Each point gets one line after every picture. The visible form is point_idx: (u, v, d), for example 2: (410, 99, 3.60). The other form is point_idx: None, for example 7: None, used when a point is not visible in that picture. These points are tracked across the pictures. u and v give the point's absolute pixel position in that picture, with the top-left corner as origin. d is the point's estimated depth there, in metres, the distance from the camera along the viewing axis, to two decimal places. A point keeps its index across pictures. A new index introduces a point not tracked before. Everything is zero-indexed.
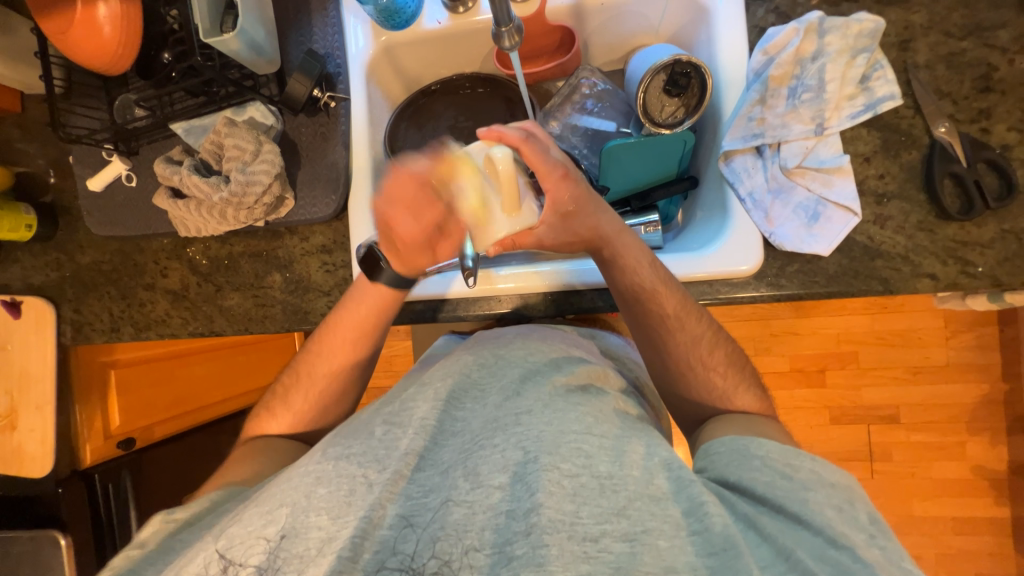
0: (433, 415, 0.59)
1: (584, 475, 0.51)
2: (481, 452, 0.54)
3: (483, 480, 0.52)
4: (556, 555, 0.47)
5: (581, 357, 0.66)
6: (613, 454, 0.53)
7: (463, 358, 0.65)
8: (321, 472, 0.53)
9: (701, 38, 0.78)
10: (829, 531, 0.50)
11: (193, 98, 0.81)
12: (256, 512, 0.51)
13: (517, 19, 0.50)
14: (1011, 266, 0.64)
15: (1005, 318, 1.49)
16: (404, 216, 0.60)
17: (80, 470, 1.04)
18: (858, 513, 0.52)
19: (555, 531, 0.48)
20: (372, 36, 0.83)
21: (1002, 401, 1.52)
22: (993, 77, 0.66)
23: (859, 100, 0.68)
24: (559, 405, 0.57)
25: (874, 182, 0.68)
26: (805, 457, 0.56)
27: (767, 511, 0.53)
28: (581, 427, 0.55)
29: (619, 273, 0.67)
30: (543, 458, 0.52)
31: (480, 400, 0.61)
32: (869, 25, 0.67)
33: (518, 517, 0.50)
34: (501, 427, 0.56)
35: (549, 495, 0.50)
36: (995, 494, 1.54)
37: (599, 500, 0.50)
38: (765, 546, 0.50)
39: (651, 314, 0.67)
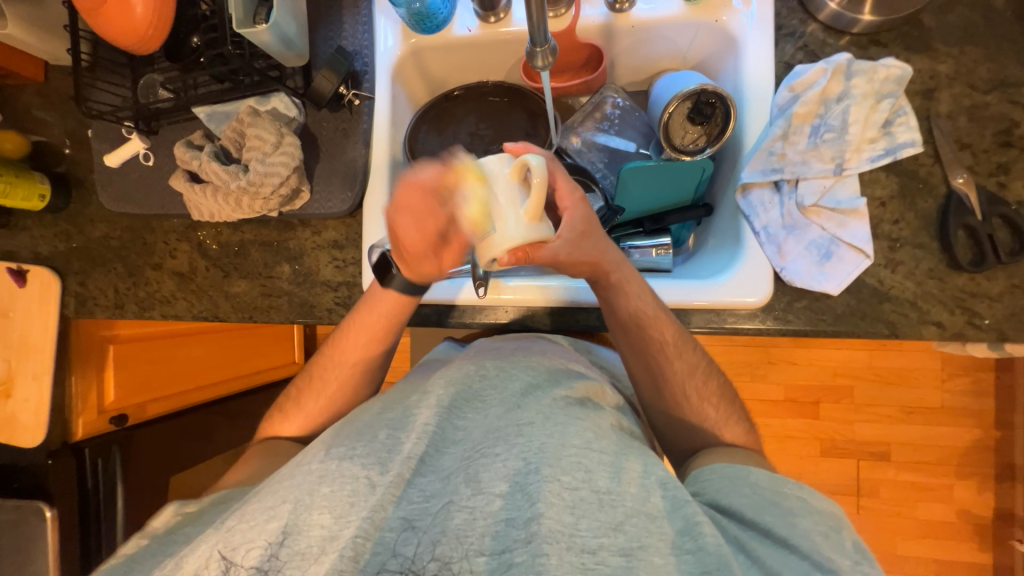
0: (434, 421, 0.58)
1: (584, 489, 0.51)
2: (483, 460, 0.54)
3: (484, 487, 0.52)
4: (555, 564, 0.48)
5: (580, 372, 0.66)
6: (612, 469, 0.53)
7: (465, 367, 0.65)
8: (325, 470, 0.54)
9: (727, 68, 0.78)
10: (819, 566, 0.50)
11: (217, 84, 0.82)
12: (259, 508, 0.52)
13: (552, 41, 0.50)
14: (1018, 321, 0.65)
15: (1002, 365, 1.50)
16: (405, 221, 0.58)
17: (70, 442, 1.03)
18: (843, 540, 0.53)
19: (555, 541, 0.49)
20: (401, 37, 0.83)
21: (993, 448, 1.52)
22: (1014, 133, 0.67)
23: (880, 144, 0.68)
24: (561, 418, 0.56)
25: (888, 227, 0.68)
26: (795, 489, 0.57)
27: (758, 536, 0.53)
28: (582, 441, 0.54)
29: (624, 298, 0.67)
30: (544, 470, 0.52)
31: (480, 408, 0.60)
32: (895, 71, 0.67)
33: (518, 525, 0.50)
34: (503, 437, 0.55)
35: (550, 506, 0.50)
36: (979, 539, 1.54)
37: (597, 514, 0.50)
38: (754, 566, 0.50)
39: (650, 342, 0.67)
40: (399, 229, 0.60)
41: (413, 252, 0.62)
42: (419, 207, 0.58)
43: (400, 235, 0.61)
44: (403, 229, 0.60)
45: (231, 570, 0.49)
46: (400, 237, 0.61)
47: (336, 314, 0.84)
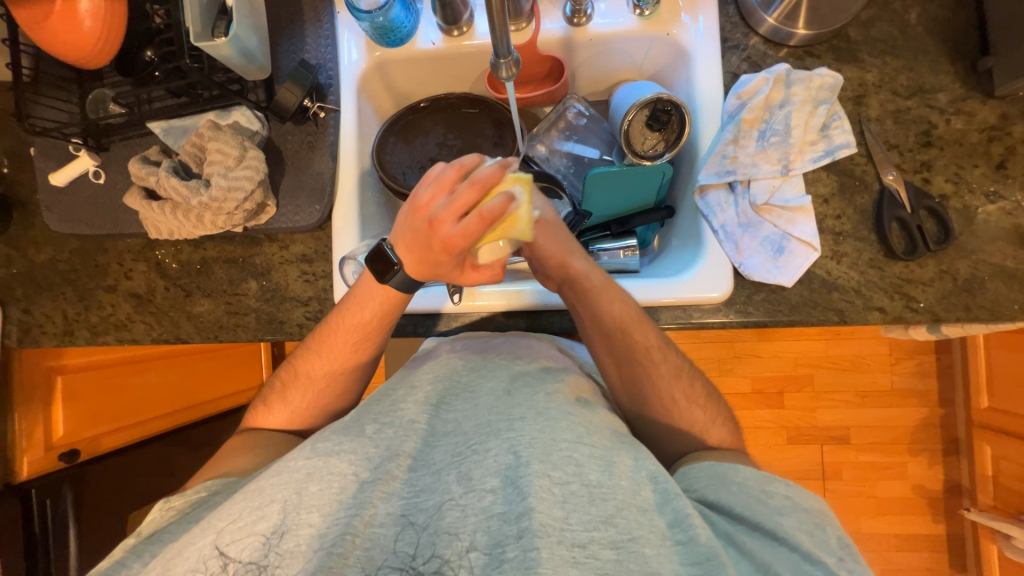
0: (422, 418, 0.60)
1: (575, 483, 0.52)
2: (474, 457, 0.55)
3: (476, 485, 0.53)
4: (546, 557, 0.48)
5: (566, 368, 0.67)
6: (604, 464, 0.54)
7: (453, 362, 0.65)
8: (311, 468, 0.54)
9: (680, 78, 0.83)
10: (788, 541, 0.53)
11: (173, 98, 0.79)
12: (245, 507, 0.51)
13: (515, 54, 0.52)
14: (949, 303, 0.71)
15: (941, 346, 1.63)
16: (447, 218, 0.52)
17: (14, 484, 0.97)
18: (828, 537, 0.55)
19: (546, 535, 0.49)
20: (365, 50, 0.83)
21: (939, 424, 1.64)
22: (934, 134, 0.74)
23: (820, 146, 0.74)
24: (552, 414, 0.57)
25: (832, 222, 0.74)
26: (779, 483, 0.58)
27: (743, 528, 0.54)
28: (573, 436, 0.55)
29: (603, 302, 0.69)
30: (534, 464, 0.52)
31: (471, 402, 0.60)
32: (829, 80, 0.73)
33: (511, 520, 0.50)
34: (494, 432, 0.56)
35: (541, 500, 0.50)
36: (932, 511, 1.65)
37: (587, 508, 0.51)
38: (747, 561, 0.51)
39: (632, 349, 0.70)
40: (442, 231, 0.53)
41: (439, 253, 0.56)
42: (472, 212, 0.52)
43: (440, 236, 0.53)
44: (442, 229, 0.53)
45: (228, 566, 0.49)
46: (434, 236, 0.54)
47: (307, 329, 0.83)
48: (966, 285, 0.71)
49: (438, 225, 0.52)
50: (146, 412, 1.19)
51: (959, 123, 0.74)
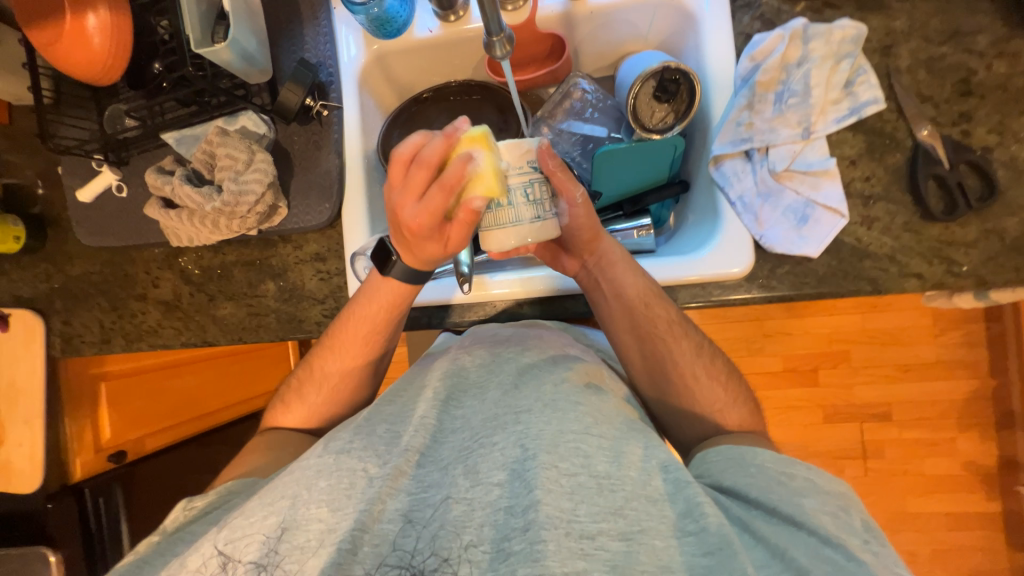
0: (432, 414, 0.59)
1: (582, 474, 0.51)
2: (481, 451, 0.54)
3: (483, 478, 0.52)
4: (553, 550, 0.47)
5: (578, 356, 0.66)
6: (612, 454, 0.53)
7: (463, 359, 0.65)
8: (322, 465, 0.55)
9: (688, 45, 0.79)
10: (817, 527, 0.51)
11: (184, 108, 0.81)
12: (257, 504, 0.53)
13: (508, 29, 0.50)
14: (996, 265, 0.66)
15: (992, 314, 1.52)
16: (407, 202, 0.54)
17: (70, 484, 1.03)
18: (851, 518, 0.52)
19: (553, 526, 0.48)
20: (363, 44, 0.83)
21: (991, 396, 1.54)
22: (973, 81, 0.68)
23: (844, 104, 0.69)
24: (559, 405, 0.56)
25: (860, 185, 0.69)
26: (799, 464, 0.56)
27: (759, 513, 0.52)
28: (580, 426, 0.54)
29: (623, 275, 0.70)
30: (541, 456, 0.52)
31: (480, 398, 0.61)
32: (851, 31, 0.68)
33: (517, 513, 0.49)
34: (500, 425, 0.56)
35: (547, 492, 0.50)
36: (987, 489, 1.56)
37: (596, 499, 0.50)
38: (761, 546, 0.49)
39: (652, 324, 0.69)
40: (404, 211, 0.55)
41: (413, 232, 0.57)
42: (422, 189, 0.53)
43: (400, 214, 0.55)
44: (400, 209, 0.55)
45: (232, 566, 0.49)
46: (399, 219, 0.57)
47: (325, 327, 0.84)
48: (1015, 245, 0.66)
49: (399, 207, 0.55)
50: (179, 416, 1.24)
51: (1003, 67, 0.68)
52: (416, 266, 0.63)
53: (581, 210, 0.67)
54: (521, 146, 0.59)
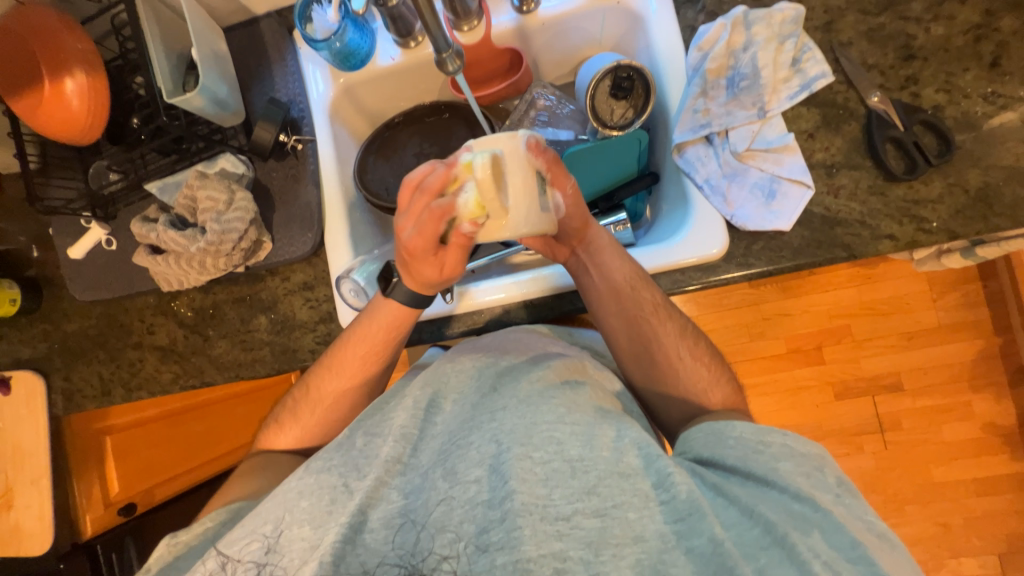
0: (412, 424, 0.59)
1: (556, 460, 0.51)
2: (459, 451, 0.54)
3: (461, 477, 0.52)
4: (529, 535, 0.48)
5: (558, 354, 0.67)
6: (585, 438, 0.53)
7: (442, 366, 0.65)
8: (303, 485, 0.54)
9: (640, 44, 0.82)
10: (798, 483, 0.50)
11: (164, 157, 0.84)
12: (244, 530, 0.53)
13: (455, 44, 0.53)
14: (965, 217, 0.67)
15: (985, 273, 1.54)
16: (407, 225, 0.61)
17: (81, 542, 1.03)
18: (826, 477, 0.51)
19: (528, 513, 0.48)
20: (330, 79, 0.86)
21: (998, 354, 1.54)
22: (914, 46, 0.71)
23: (794, 81, 0.72)
24: (534, 399, 0.56)
25: (821, 156, 0.71)
26: (776, 432, 0.55)
27: (736, 479, 0.52)
28: (554, 416, 0.54)
29: (611, 259, 0.70)
30: (514, 449, 0.52)
31: (458, 402, 0.60)
32: (790, 13, 0.71)
33: (494, 505, 0.50)
34: (477, 425, 0.56)
35: (522, 481, 0.50)
36: (1009, 449, 1.53)
37: (570, 482, 0.50)
38: (732, 508, 0.49)
39: (638, 307, 0.69)
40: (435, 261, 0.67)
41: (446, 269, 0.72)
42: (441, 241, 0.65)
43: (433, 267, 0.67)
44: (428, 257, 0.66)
45: (228, 566, 0.51)
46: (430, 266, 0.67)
47: (319, 354, 0.85)
48: (980, 195, 0.67)
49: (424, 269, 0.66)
50: (187, 463, 1.22)
51: (941, 29, 0.70)
52: (417, 289, 0.69)
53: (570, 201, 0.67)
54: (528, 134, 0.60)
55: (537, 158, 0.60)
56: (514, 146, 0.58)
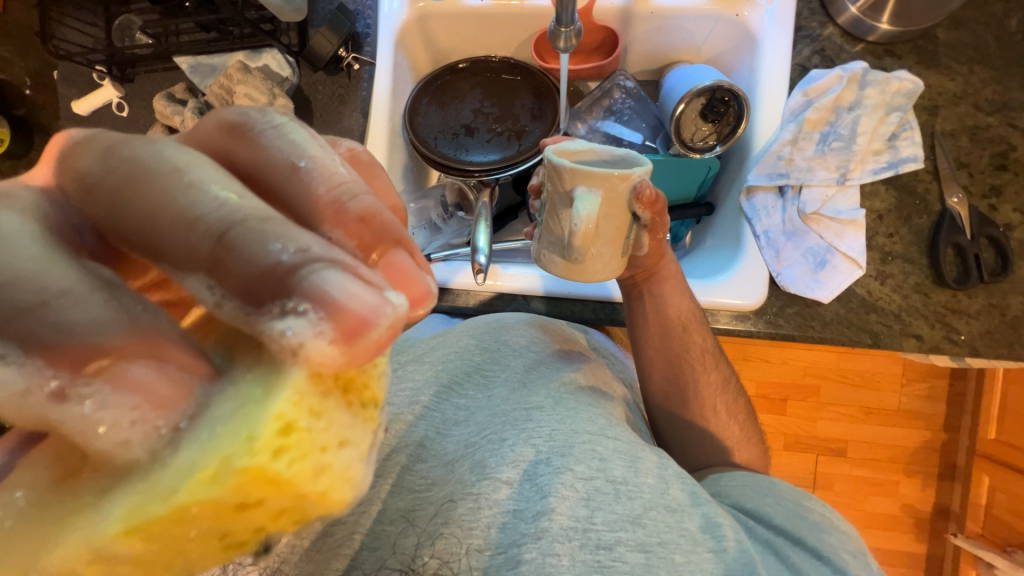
0: (432, 405, 0.60)
1: (599, 479, 0.51)
2: (489, 446, 0.54)
3: (491, 474, 0.52)
4: (566, 564, 0.47)
5: (584, 355, 0.67)
6: (629, 460, 0.53)
7: (465, 340, 0.67)
8: None
9: (741, 65, 0.77)
10: (846, 560, 0.52)
11: (202, 33, 0.77)
12: None
13: (578, 21, 0.47)
14: (991, 338, 0.68)
15: (956, 373, 1.61)
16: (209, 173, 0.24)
17: None
18: (869, 561, 0.54)
19: (566, 539, 0.48)
20: (407, 1, 0.78)
21: (939, 448, 1.64)
22: (1010, 156, 0.68)
23: (884, 157, 0.69)
24: (570, 404, 0.57)
25: (882, 240, 0.70)
26: (816, 500, 0.57)
27: (788, 540, 0.53)
28: (594, 428, 0.55)
29: (672, 296, 0.69)
30: (556, 460, 0.52)
31: (485, 392, 0.61)
32: (907, 85, 0.67)
33: (527, 518, 0.49)
34: (511, 422, 0.56)
35: (562, 499, 0.50)
36: (916, 531, 1.67)
37: (614, 507, 0.50)
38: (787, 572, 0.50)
39: (684, 348, 0.70)
40: (193, 169, 0.22)
41: (193, 333, 0.22)
42: (343, 214, 0.24)
43: (132, 210, 0.22)
44: (256, 178, 0.24)
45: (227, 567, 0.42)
46: (129, 165, 0.22)
47: None
48: (1013, 321, 0.67)
49: (99, 172, 0.23)
50: None
51: None
52: None
53: (654, 242, 0.65)
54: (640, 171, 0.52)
55: (642, 208, 0.55)
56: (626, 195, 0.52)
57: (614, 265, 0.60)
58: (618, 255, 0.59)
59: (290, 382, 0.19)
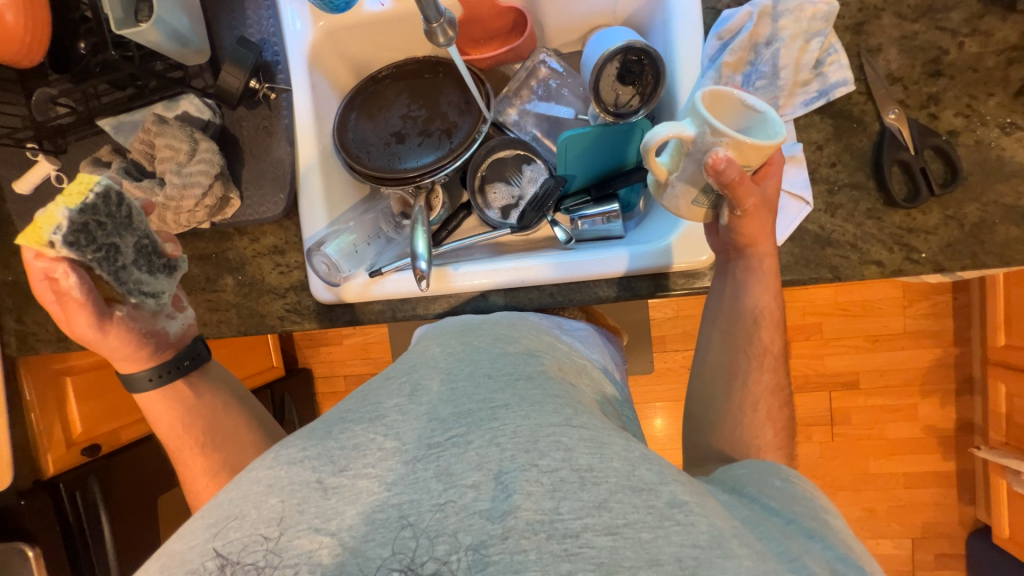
0: (395, 411, 0.57)
1: (564, 469, 0.48)
2: (454, 450, 0.51)
3: (458, 480, 0.49)
4: (534, 559, 0.43)
5: (553, 348, 0.68)
6: (595, 446, 0.51)
7: (430, 348, 0.66)
8: (273, 479, 0.51)
9: (656, 19, 0.75)
10: (844, 547, 0.50)
11: (119, 91, 0.77)
12: (202, 526, 0.50)
13: (448, 13, 0.46)
14: (953, 252, 0.66)
15: (958, 285, 1.57)
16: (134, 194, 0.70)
17: (44, 480, 1.01)
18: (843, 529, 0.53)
19: (533, 533, 0.45)
20: (310, 19, 0.77)
21: (953, 363, 1.61)
22: (944, 61, 0.66)
23: (813, 86, 0.67)
24: (536, 398, 0.55)
25: (826, 171, 0.68)
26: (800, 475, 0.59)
27: (777, 518, 0.52)
28: (560, 419, 0.53)
29: (758, 288, 0.66)
30: (520, 458, 0.49)
31: (450, 386, 0.59)
32: (822, 7, 0.65)
33: (494, 518, 0.46)
34: (476, 422, 0.53)
35: (526, 495, 0.46)
36: (943, 450, 1.65)
37: (580, 494, 0.47)
38: (770, 540, 0.48)
39: (750, 339, 0.66)
40: None
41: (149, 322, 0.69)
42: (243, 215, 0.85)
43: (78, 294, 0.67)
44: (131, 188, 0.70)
45: (226, 568, 0.46)
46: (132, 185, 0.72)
47: (288, 321, 0.82)
48: (973, 231, 0.65)
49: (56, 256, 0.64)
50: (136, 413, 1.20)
51: (974, 46, 0.65)
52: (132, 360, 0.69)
53: (753, 223, 0.62)
54: (757, 151, 0.55)
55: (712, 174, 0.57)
56: (711, 141, 0.55)
57: (686, 210, 0.65)
58: (686, 202, 0.63)
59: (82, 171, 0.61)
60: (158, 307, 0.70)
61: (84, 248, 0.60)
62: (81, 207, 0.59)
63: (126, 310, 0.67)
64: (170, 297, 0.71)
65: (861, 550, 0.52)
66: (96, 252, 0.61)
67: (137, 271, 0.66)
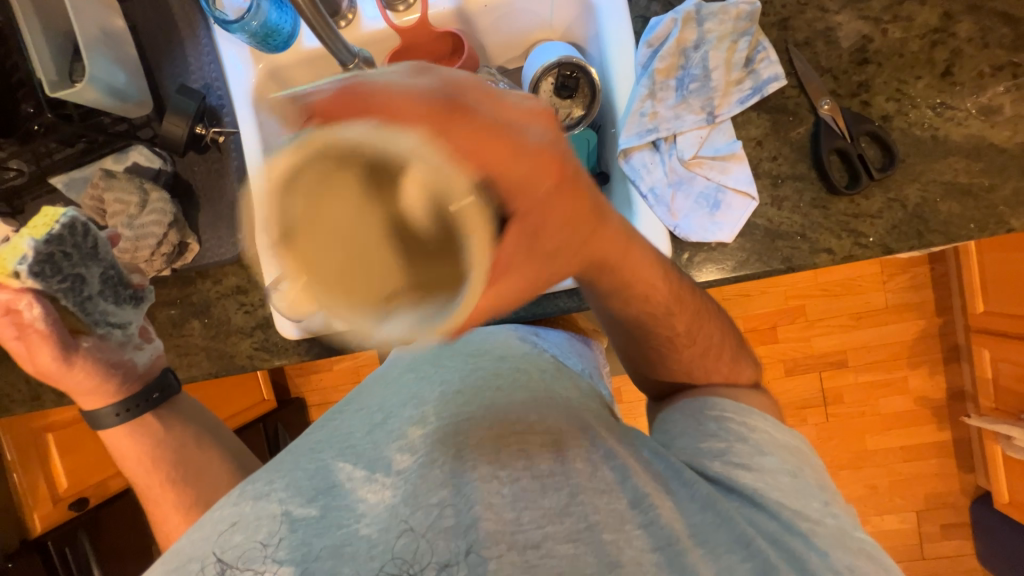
0: (365, 437, 0.60)
1: (525, 477, 0.53)
2: (422, 471, 0.54)
3: (424, 501, 0.52)
4: (497, 566, 0.49)
5: (528, 353, 0.65)
6: (555, 452, 0.55)
7: (404, 371, 0.66)
8: (239, 516, 0.53)
9: (589, 32, 0.76)
10: (786, 496, 0.54)
11: (68, 148, 0.78)
12: (168, 566, 0.52)
13: None
14: (899, 233, 0.67)
15: (934, 256, 1.58)
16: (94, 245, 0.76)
17: (31, 539, 1.00)
18: (806, 479, 0.56)
19: (496, 541, 0.49)
20: (249, 60, 0.77)
21: (938, 333, 1.62)
22: (870, 49, 0.67)
23: (746, 83, 0.68)
24: (499, 409, 0.57)
25: (767, 165, 0.69)
26: (757, 416, 0.59)
27: (732, 499, 0.54)
28: (524, 427, 0.56)
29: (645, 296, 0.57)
30: (482, 470, 0.53)
31: (419, 409, 0.60)
32: (744, 8, 0.66)
33: (459, 534, 0.50)
34: (443, 440, 0.56)
35: (488, 506, 0.51)
36: (937, 419, 1.66)
37: (540, 503, 0.52)
38: (725, 530, 0.52)
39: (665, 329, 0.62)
40: None
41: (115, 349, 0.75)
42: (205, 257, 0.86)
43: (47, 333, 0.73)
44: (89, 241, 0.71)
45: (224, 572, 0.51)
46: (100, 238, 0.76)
47: (257, 359, 0.81)
48: (917, 211, 0.66)
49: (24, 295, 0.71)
50: None
51: (898, 32, 0.66)
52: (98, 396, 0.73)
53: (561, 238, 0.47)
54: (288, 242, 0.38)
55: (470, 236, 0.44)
56: None
57: None
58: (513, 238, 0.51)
59: (48, 208, 0.69)
60: (125, 338, 0.74)
61: (49, 277, 0.67)
62: (47, 238, 0.67)
63: (92, 340, 0.72)
64: (138, 329, 0.75)
65: (798, 482, 0.56)
66: (61, 281, 0.69)
67: (102, 301, 0.71)
